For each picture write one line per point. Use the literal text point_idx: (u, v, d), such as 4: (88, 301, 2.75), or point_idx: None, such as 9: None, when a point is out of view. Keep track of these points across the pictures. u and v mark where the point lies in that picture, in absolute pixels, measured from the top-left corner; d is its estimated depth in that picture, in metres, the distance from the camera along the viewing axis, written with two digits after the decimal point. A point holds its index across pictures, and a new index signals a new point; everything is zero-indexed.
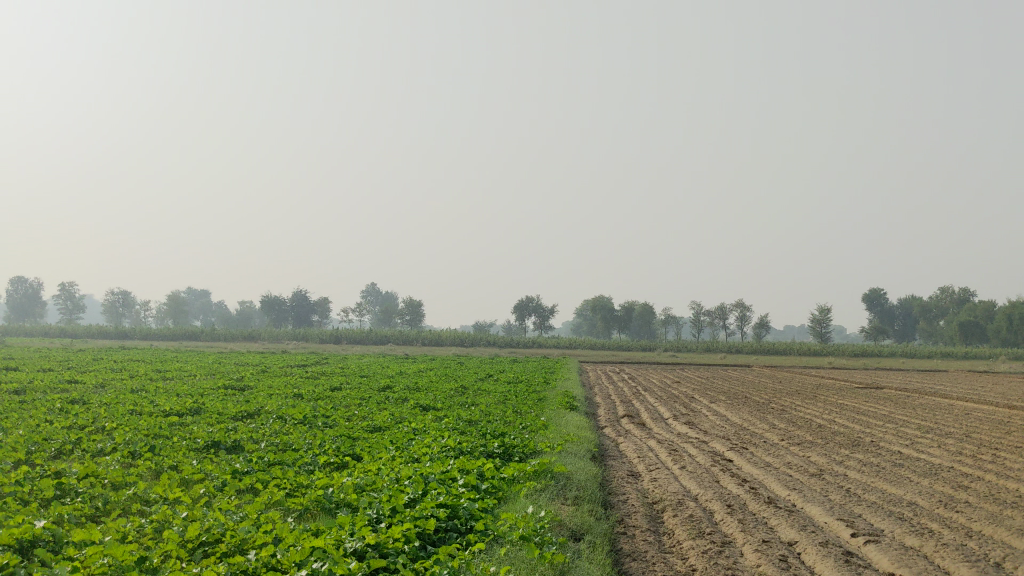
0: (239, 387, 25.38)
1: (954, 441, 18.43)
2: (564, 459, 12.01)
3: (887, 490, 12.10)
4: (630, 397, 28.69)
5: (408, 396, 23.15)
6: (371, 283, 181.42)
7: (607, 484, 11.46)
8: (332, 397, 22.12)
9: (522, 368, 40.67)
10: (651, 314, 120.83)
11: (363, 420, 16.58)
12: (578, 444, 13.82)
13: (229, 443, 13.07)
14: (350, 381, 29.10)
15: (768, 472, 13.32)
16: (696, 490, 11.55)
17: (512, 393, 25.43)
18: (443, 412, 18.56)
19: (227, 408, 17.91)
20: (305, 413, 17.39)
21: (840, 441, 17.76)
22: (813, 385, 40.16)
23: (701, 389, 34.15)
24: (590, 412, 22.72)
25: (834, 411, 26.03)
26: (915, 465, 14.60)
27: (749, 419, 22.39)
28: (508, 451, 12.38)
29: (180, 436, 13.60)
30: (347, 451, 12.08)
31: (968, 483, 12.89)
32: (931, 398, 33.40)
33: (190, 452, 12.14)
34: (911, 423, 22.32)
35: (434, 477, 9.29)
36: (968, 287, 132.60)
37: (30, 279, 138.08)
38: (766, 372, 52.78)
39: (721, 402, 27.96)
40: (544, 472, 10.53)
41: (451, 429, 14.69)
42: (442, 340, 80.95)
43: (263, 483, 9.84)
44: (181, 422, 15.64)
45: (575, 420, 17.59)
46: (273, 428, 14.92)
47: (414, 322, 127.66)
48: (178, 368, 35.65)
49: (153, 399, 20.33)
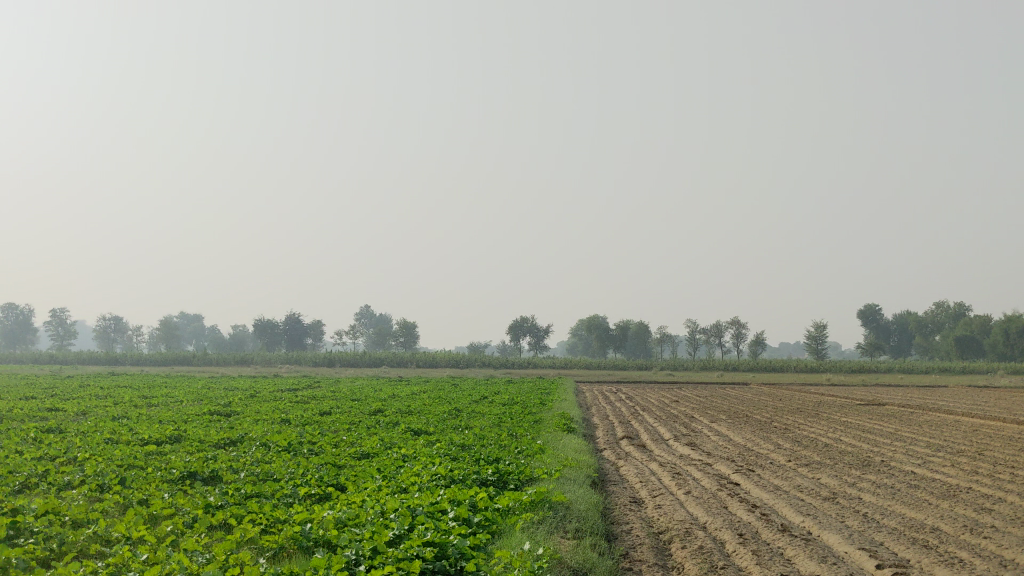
0: (225, 413, 24.50)
1: (967, 459, 17.72)
2: (563, 486, 11.25)
3: (907, 515, 11.36)
4: (628, 418, 27.91)
5: (399, 420, 22.45)
6: (363, 306, 180.78)
7: (608, 513, 10.69)
8: (321, 423, 21.33)
9: (517, 389, 39.87)
10: (646, 333, 120.24)
11: (351, 445, 15.87)
12: (577, 470, 13.09)
13: (206, 474, 12.32)
14: (339, 404, 28.24)
15: (778, 497, 12.57)
16: (704, 518, 10.81)
17: (507, 415, 24.62)
18: (435, 436, 17.85)
19: (209, 436, 17.13)
20: (290, 439, 16.62)
21: (849, 461, 17.03)
22: (815, 402, 39.34)
23: (701, 408, 33.33)
24: (588, 434, 21.97)
25: (839, 429, 25.21)
26: (931, 485, 13.88)
27: (753, 440, 21.62)
28: (504, 478, 11.65)
29: (156, 467, 12.85)
30: (332, 480, 11.33)
31: (990, 505, 12.17)
32: (935, 414, 32.55)
33: (163, 484, 11.39)
34: (921, 441, 21.54)
35: (423, 510, 8.55)
36: (963, 302, 132.35)
37: (21, 305, 137.33)
38: (766, 389, 51.92)
39: (721, 421, 27.09)
40: (542, 502, 9.73)
41: (443, 454, 13.98)
42: (437, 361, 80.07)
43: (236, 518, 9.08)
44: (158, 451, 14.88)
45: (573, 444, 16.89)
46: (254, 456, 14.17)
47: (408, 344, 126.74)
48: (164, 393, 34.92)
49: (133, 426, 19.54)
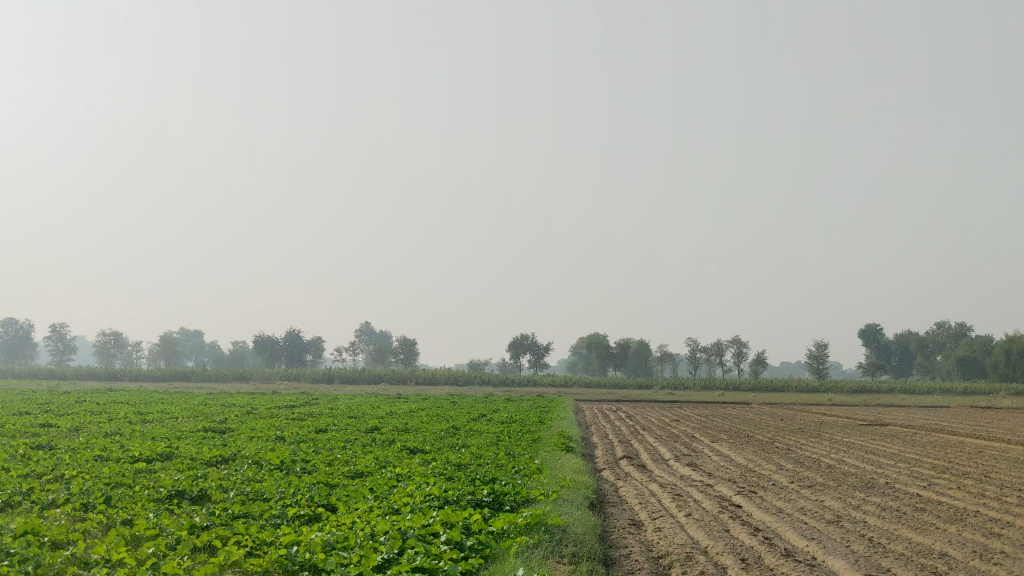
0: (219, 430, 24.16)
1: (972, 481, 17.37)
2: (560, 508, 10.94)
3: (914, 539, 11.03)
4: (628, 437, 27.55)
5: (396, 437, 22.13)
6: (364, 323, 180.63)
7: (606, 537, 10.38)
8: (316, 440, 21.01)
9: (517, 407, 39.46)
10: (647, 351, 119.88)
11: (344, 464, 15.55)
12: (574, 491, 12.77)
13: (195, 493, 12.01)
14: (337, 422, 27.83)
15: (782, 520, 12.25)
16: (705, 542, 10.52)
17: (505, 434, 24.30)
18: (432, 454, 17.58)
19: (200, 454, 16.81)
20: (284, 458, 16.27)
21: (853, 484, 16.69)
22: (817, 423, 38.94)
23: (702, 428, 32.95)
24: (587, 454, 21.63)
25: (841, 450, 24.88)
26: (938, 509, 13.54)
27: (755, 461, 21.24)
28: (499, 499, 11.33)
29: (143, 486, 12.53)
30: (323, 501, 11.02)
31: (999, 530, 11.84)
32: (940, 435, 32.11)
33: (150, 504, 11.09)
34: (926, 463, 21.20)
35: (414, 533, 8.27)
36: (965, 322, 132.02)
37: (21, 320, 137.07)
38: (767, 409, 51.53)
39: (722, 441, 26.74)
40: (537, 525, 9.42)
41: (438, 474, 13.67)
42: (437, 379, 79.69)
43: (221, 539, 8.77)
44: (149, 469, 14.56)
45: (571, 464, 16.54)
46: (245, 475, 13.86)
47: (408, 361, 126.40)
48: (159, 409, 34.66)
49: (125, 443, 19.18)
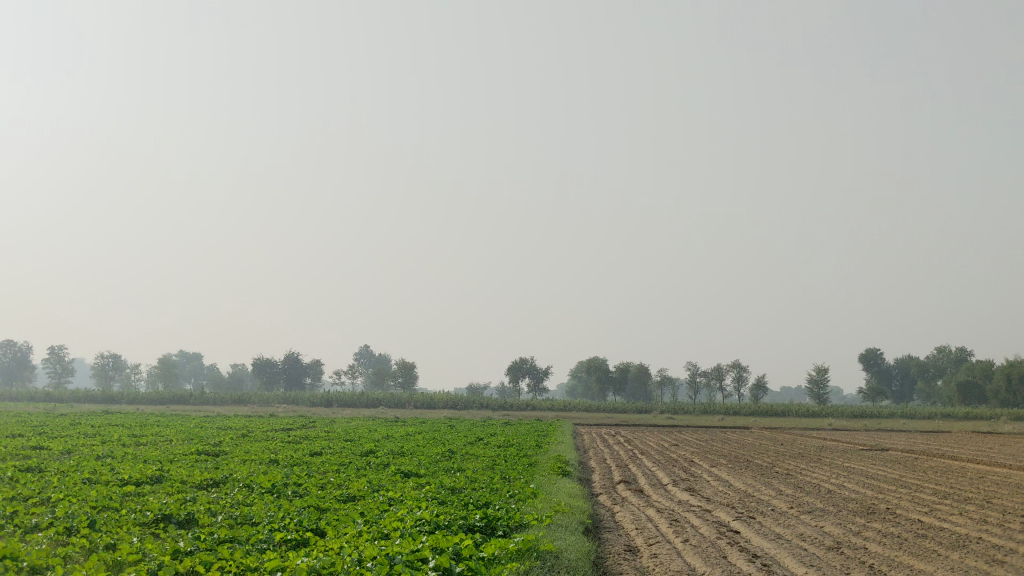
0: (213, 453, 23.83)
1: (974, 507, 17.13)
2: (554, 533, 10.74)
3: (915, 566, 10.82)
4: (626, 462, 27.26)
5: (391, 461, 21.88)
6: (364, 347, 180.24)
7: (601, 563, 10.20)
8: (309, 464, 20.75)
9: (513, 430, 39.05)
10: (646, 375, 119.49)
11: (336, 488, 15.30)
12: (569, 516, 12.56)
13: (182, 517, 11.78)
14: (332, 445, 27.53)
15: (781, 546, 12.06)
16: (702, 568, 10.29)
17: (503, 458, 23.96)
18: (426, 478, 17.37)
19: (191, 477, 16.56)
20: (275, 481, 16.04)
21: (853, 509, 16.45)
22: (817, 447, 38.62)
23: (701, 452, 32.62)
24: (584, 478, 21.38)
25: (842, 475, 24.60)
26: (940, 535, 13.32)
27: (754, 485, 21.01)
28: (492, 524, 11.11)
29: (130, 509, 12.31)
30: (311, 525, 10.80)
31: (1002, 557, 11.62)
32: (940, 460, 31.78)
33: (135, 527, 10.89)
34: (927, 488, 20.95)
35: (402, 558, 8.07)
36: (965, 347, 131.77)
37: (19, 342, 136.63)
38: (767, 434, 51.16)
39: (722, 466, 26.43)
40: (528, 551, 9.21)
41: (430, 498, 13.43)
42: (435, 403, 79.31)
43: (205, 564, 8.57)
44: (138, 492, 14.34)
45: (567, 488, 16.29)
46: (235, 498, 13.63)
47: (407, 384, 125.98)
48: (155, 432, 34.41)
49: (114, 466, 18.92)
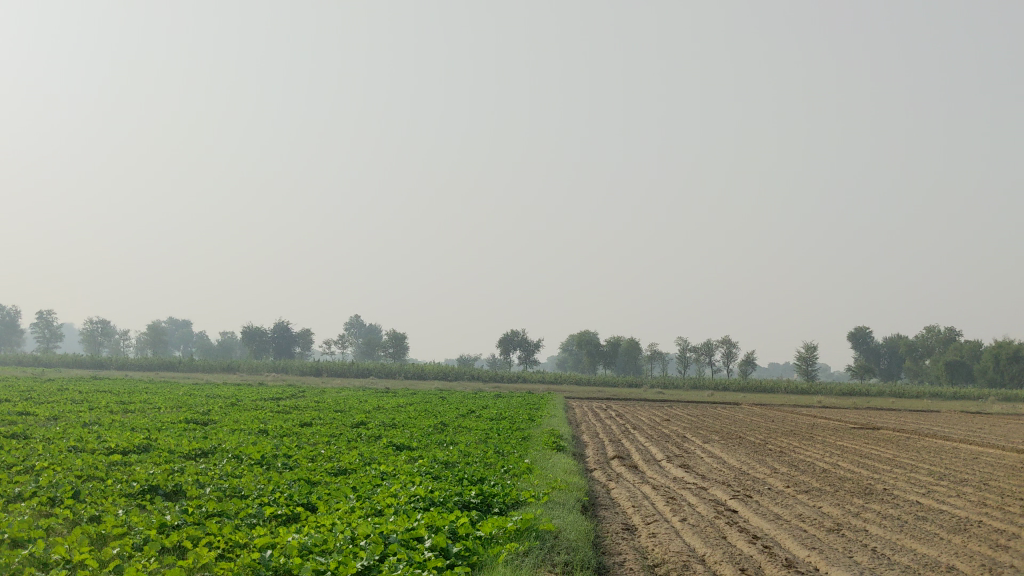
0: (201, 422, 23.56)
1: (972, 489, 16.97)
2: (551, 511, 10.49)
3: (919, 550, 10.60)
4: (619, 437, 27.05)
5: (382, 433, 21.64)
6: (354, 317, 179.77)
7: (599, 543, 9.95)
8: (300, 435, 20.48)
9: (505, 404, 38.90)
10: (636, 350, 119.56)
11: (327, 460, 15.03)
12: (566, 493, 12.32)
13: (169, 488, 11.49)
14: (322, 416, 27.26)
15: (780, 526, 11.84)
16: (702, 549, 10.05)
17: (495, 431, 23.71)
18: (418, 451, 17.12)
19: (179, 447, 16.26)
20: (265, 452, 15.75)
21: (851, 489, 16.29)
22: (809, 425, 38.51)
23: (693, 428, 32.45)
24: (577, 453, 21.17)
25: (836, 454, 24.44)
26: (941, 518, 13.13)
27: (749, 463, 20.84)
28: (487, 501, 10.85)
29: (116, 479, 12.01)
30: (302, 500, 10.50)
31: (1006, 543, 11.41)
32: (934, 440, 31.65)
33: (121, 499, 10.59)
34: (922, 469, 20.78)
35: (397, 538, 7.79)
36: (954, 327, 132.36)
37: (7, 306, 135.75)
38: (757, 410, 51.18)
39: (715, 443, 26.28)
40: (527, 531, 8.93)
41: (424, 473, 13.15)
42: (426, 374, 79.14)
43: (192, 539, 8.26)
44: (125, 462, 14.04)
45: (562, 463, 16.03)
46: (224, 470, 13.36)
47: (397, 355, 125.82)
48: (143, 399, 34.17)
49: (101, 434, 18.58)
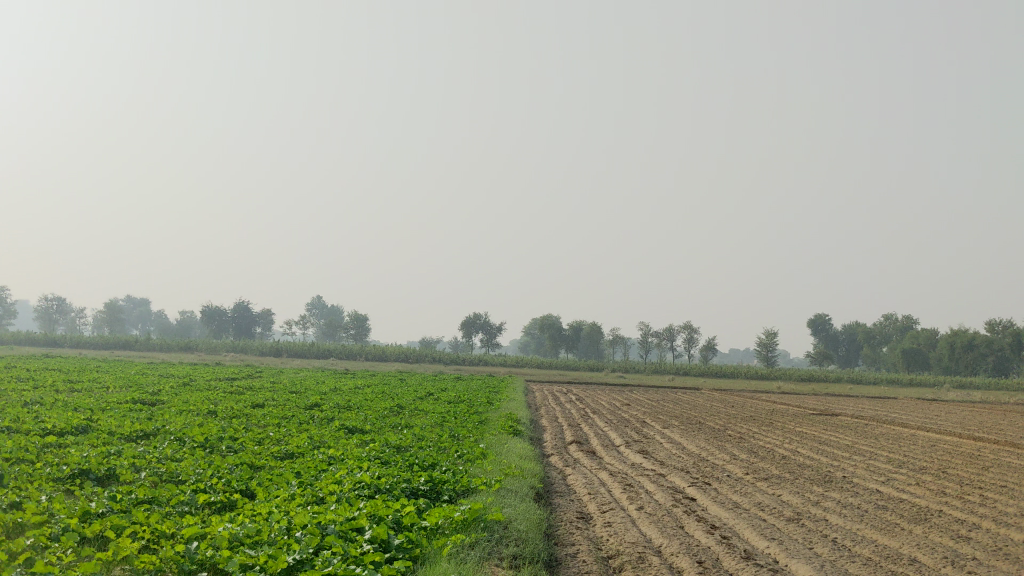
0: (149, 403, 22.84)
1: (931, 478, 16.81)
2: (503, 500, 10.07)
3: (879, 542, 10.31)
4: (578, 422, 26.70)
5: (336, 415, 21.10)
6: (316, 297, 178.25)
7: (552, 532, 9.55)
8: (250, 416, 19.86)
9: (465, 387, 38.39)
10: (599, 334, 119.68)
11: (275, 444, 14.45)
12: (520, 480, 11.88)
13: (101, 473, 10.88)
14: (275, 397, 26.59)
15: (739, 516, 11.52)
16: (659, 540, 9.68)
17: (451, 414, 23.24)
18: (371, 435, 16.58)
19: (120, 428, 15.59)
20: (209, 435, 15.11)
21: (810, 477, 16.07)
22: (769, 411, 38.43)
23: (653, 414, 32.12)
24: (534, 437, 20.79)
25: (795, 440, 24.24)
26: (901, 508, 12.91)
27: (709, 449, 20.56)
28: (437, 488, 10.39)
29: (46, 462, 11.38)
30: (241, 485, 9.98)
31: (968, 534, 11.17)
32: (893, 427, 31.62)
33: (46, 484, 9.99)
34: (881, 456, 20.61)
35: (334, 529, 7.30)
36: (911, 315, 134.09)
37: None
38: (717, 396, 51.14)
39: (675, 428, 26.01)
40: (475, 521, 8.48)
41: (373, 458, 12.64)
42: (387, 356, 78.48)
43: (116, 529, 7.74)
44: (61, 444, 13.35)
45: (518, 449, 15.63)
46: (163, 453, 12.75)
47: (359, 336, 124.98)
48: (92, 378, 33.30)
49: (40, 414, 17.81)
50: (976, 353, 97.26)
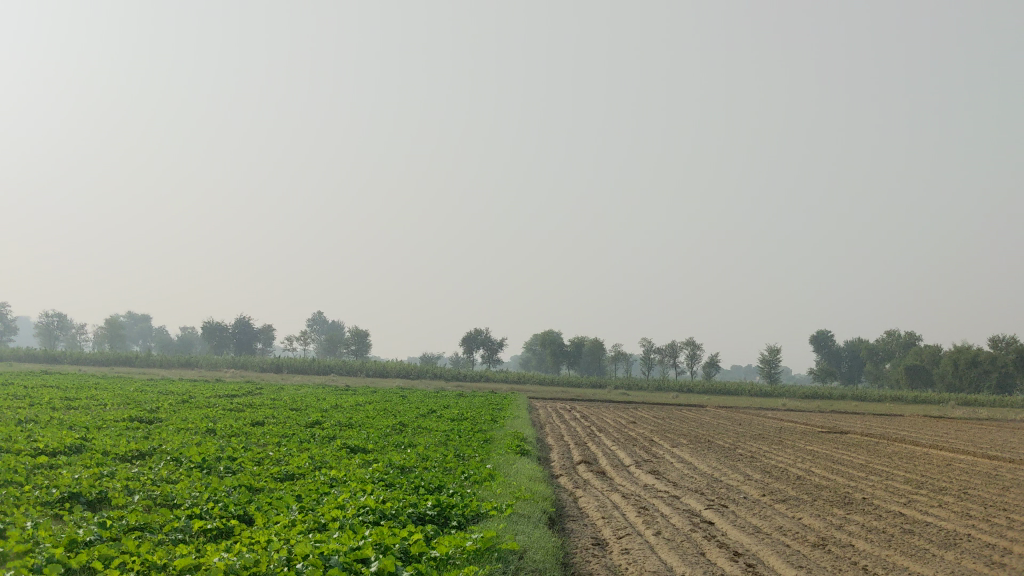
0: (146, 420, 22.27)
1: (953, 498, 16.26)
2: (515, 526, 9.55)
3: (913, 569, 9.78)
4: (585, 440, 26.12)
5: (337, 434, 20.56)
6: (317, 313, 177.67)
7: (569, 561, 9.05)
8: (249, 435, 19.33)
9: (467, 403, 37.74)
10: (600, 350, 119.21)
11: (275, 464, 13.92)
12: (532, 504, 11.37)
13: (93, 497, 10.35)
14: (276, 414, 26.02)
15: (761, 541, 11.00)
16: (681, 568, 9.16)
17: (455, 433, 22.65)
18: (374, 454, 16.07)
19: (117, 448, 15.04)
20: (207, 454, 14.60)
21: (829, 498, 15.54)
22: (777, 429, 37.77)
23: (660, 432, 31.45)
24: (542, 457, 20.25)
25: (807, 459, 23.61)
26: (928, 531, 12.37)
27: (720, 469, 19.94)
28: (445, 513, 9.88)
29: (35, 485, 10.85)
30: (238, 510, 9.46)
31: (1002, 559, 10.62)
32: (905, 446, 30.94)
33: (35, 508, 9.49)
34: (898, 476, 20.00)
35: (338, 559, 6.76)
36: (913, 332, 133.81)
37: None
38: (722, 412, 50.48)
39: (683, 447, 25.41)
40: (489, 550, 7.97)
41: (376, 480, 12.12)
42: (388, 371, 77.95)
43: (105, 558, 7.22)
44: (52, 465, 12.83)
45: (527, 470, 15.08)
46: (159, 474, 12.24)
47: (360, 352, 124.56)
48: (89, 395, 32.59)
49: (33, 432, 17.24)
50: (979, 369, 96.72)
